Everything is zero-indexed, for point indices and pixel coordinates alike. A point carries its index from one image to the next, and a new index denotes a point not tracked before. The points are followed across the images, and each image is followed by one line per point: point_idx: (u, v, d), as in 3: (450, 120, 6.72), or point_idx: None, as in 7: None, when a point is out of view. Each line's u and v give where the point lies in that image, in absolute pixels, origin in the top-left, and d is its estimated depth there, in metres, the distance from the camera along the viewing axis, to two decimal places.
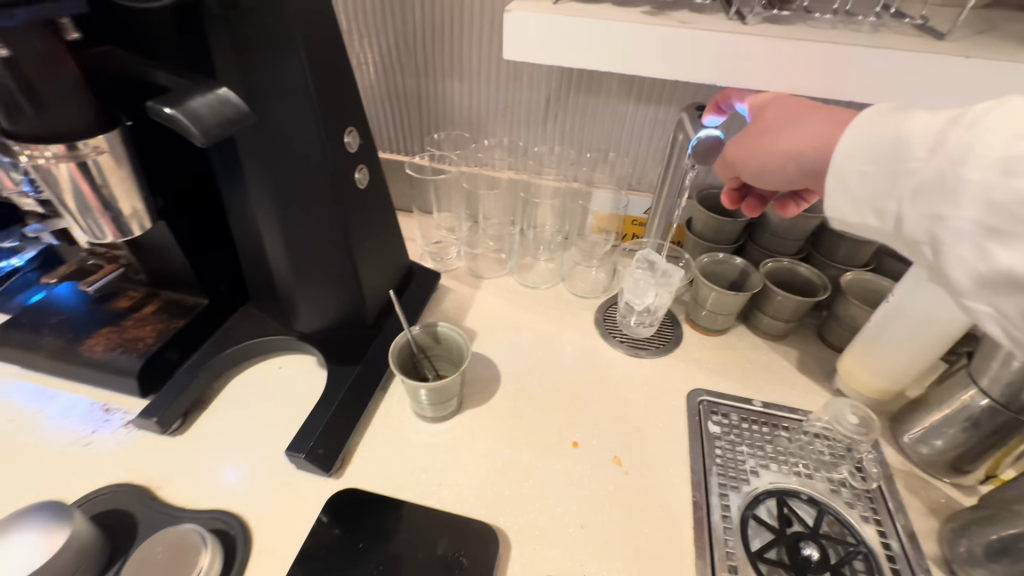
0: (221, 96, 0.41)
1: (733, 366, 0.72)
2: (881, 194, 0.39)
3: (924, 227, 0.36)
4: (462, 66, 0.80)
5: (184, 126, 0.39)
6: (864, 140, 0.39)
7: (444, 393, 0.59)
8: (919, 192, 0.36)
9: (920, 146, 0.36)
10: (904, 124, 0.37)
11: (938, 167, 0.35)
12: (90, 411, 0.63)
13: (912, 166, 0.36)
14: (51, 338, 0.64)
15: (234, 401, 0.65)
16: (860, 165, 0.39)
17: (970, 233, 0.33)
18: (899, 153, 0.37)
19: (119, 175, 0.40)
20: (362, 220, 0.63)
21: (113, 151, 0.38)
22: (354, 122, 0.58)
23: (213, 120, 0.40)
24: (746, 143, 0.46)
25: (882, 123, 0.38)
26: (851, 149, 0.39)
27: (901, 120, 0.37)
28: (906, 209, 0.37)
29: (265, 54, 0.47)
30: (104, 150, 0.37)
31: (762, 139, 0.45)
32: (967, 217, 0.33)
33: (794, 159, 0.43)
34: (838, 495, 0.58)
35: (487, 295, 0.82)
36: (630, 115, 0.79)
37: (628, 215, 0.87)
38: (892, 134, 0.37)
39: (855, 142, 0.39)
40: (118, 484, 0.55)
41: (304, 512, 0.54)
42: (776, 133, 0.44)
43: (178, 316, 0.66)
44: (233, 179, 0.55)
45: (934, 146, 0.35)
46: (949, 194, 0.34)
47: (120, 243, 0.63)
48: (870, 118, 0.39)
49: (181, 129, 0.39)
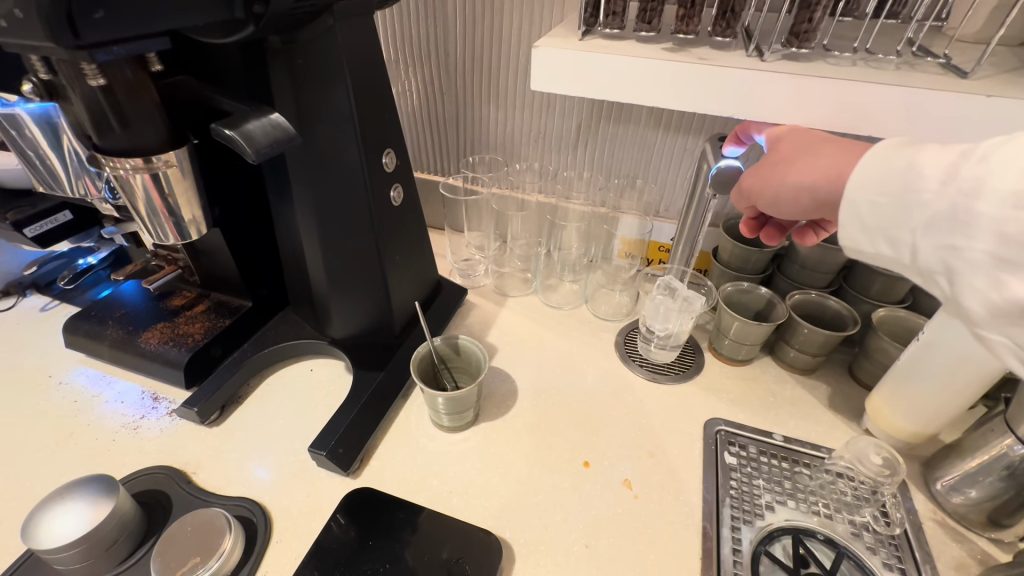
0: (273, 121, 0.46)
1: (754, 397, 0.71)
2: (895, 224, 0.39)
3: (938, 256, 0.36)
4: (497, 94, 0.84)
5: (240, 146, 0.44)
6: (875, 172, 0.39)
7: (460, 403, 0.61)
8: (931, 222, 0.36)
9: (932, 179, 0.36)
10: (917, 158, 0.37)
11: (949, 199, 0.35)
12: (141, 398, 0.69)
13: (924, 197, 0.36)
14: (114, 329, 0.71)
15: (267, 399, 0.70)
16: (872, 195, 0.39)
17: (984, 264, 0.33)
18: (909, 185, 0.37)
19: (183, 185, 0.45)
20: (395, 235, 0.67)
21: (180, 164, 0.43)
22: (393, 145, 0.63)
23: (264, 141, 0.45)
24: (760, 176, 0.47)
25: (895, 156, 0.39)
26: (863, 182, 0.40)
27: (913, 154, 0.38)
28: (919, 239, 0.37)
29: (318, 82, 0.52)
30: (173, 163, 0.43)
31: (775, 172, 0.46)
32: (981, 248, 0.33)
33: (806, 190, 0.44)
34: (860, 539, 0.55)
35: (510, 312, 0.85)
36: (657, 144, 0.81)
37: (654, 240, 0.88)
38: (904, 166, 0.38)
39: (868, 174, 0.40)
40: (159, 467, 0.60)
41: (321, 507, 0.57)
42: (789, 164, 0.45)
43: (224, 316, 0.72)
44: (281, 192, 0.61)
45: (946, 178, 0.35)
46: (963, 225, 0.34)
47: (180, 247, 0.70)
48: (883, 152, 0.39)
49: (238, 149, 0.44)
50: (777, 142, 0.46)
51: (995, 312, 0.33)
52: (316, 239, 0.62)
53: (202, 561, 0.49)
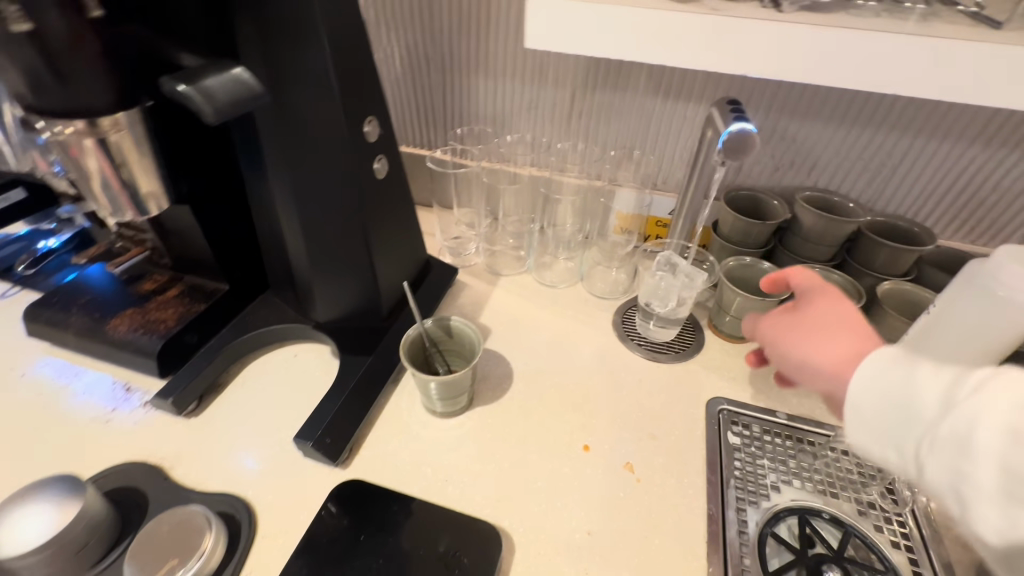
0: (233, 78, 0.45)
1: (756, 375, 0.69)
2: (897, 434, 0.36)
3: (943, 473, 0.34)
4: (487, 59, 0.79)
5: (196, 102, 0.43)
6: (886, 352, 0.38)
7: (455, 388, 0.58)
8: (932, 432, 0.34)
9: (929, 404, 0.35)
10: (918, 365, 0.37)
11: (947, 405, 0.34)
12: (113, 389, 0.64)
13: (925, 418, 0.35)
14: (79, 316, 0.66)
15: (249, 387, 0.66)
16: (866, 397, 0.37)
17: (994, 493, 0.32)
18: (906, 393, 0.36)
19: (136, 154, 0.42)
20: (380, 210, 0.62)
21: (130, 130, 0.40)
22: (375, 112, 0.58)
23: (222, 98, 0.44)
24: (776, 328, 0.45)
25: (897, 359, 0.38)
26: (864, 395, 0.38)
27: (928, 383, 0.37)
28: (921, 457, 0.35)
29: (288, 38, 0.47)
30: (122, 128, 0.40)
31: (783, 332, 0.44)
32: (990, 478, 0.32)
33: (812, 367, 0.42)
34: (866, 518, 0.54)
35: (504, 292, 0.81)
36: (657, 111, 0.76)
37: (652, 215, 0.85)
38: (898, 370, 0.37)
39: (874, 366, 0.38)
40: (133, 462, 0.56)
41: (309, 500, 0.54)
42: (810, 325, 0.43)
43: (199, 300, 0.68)
44: (254, 163, 0.56)
45: (947, 400, 0.34)
46: (966, 452, 0.33)
47: (147, 227, 0.65)
48: (898, 350, 0.39)
49: (193, 104, 0.42)
50: (807, 308, 0.45)
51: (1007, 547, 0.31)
52: (292, 216, 0.58)
53: (180, 561, 0.46)
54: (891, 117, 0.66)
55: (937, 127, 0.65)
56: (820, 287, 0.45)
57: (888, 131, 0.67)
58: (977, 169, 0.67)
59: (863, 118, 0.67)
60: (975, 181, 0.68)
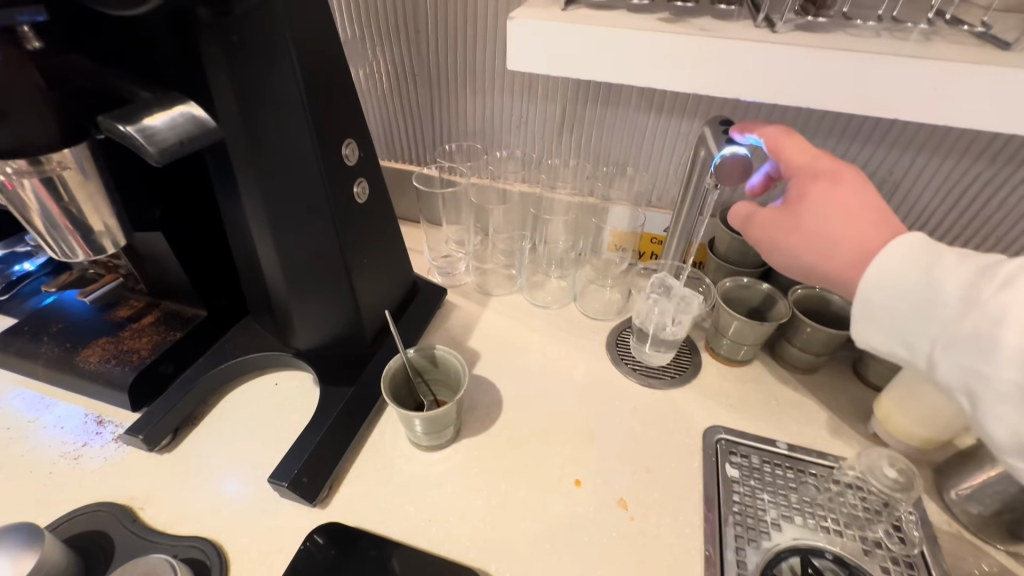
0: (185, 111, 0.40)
1: (755, 401, 0.67)
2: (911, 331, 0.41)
3: (958, 374, 0.38)
4: (475, 75, 0.77)
5: (137, 142, 0.37)
6: (905, 249, 0.40)
7: (439, 422, 0.56)
8: (952, 330, 0.38)
9: (951, 302, 0.38)
10: (938, 262, 0.39)
11: (967, 302, 0.37)
12: (84, 422, 0.62)
13: (947, 312, 0.38)
14: (50, 346, 0.63)
15: (226, 418, 0.63)
16: (887, 297, 0.41)
17: (1010, 395, 0.35)
18: (928, 295, 0.39)
19: (86, 191, 0.43)
20: (361, 234, 0.60)
21: (77, 167, 0.41)
22: (354, 135, 0.56)
23: (170, 137, 0.39)
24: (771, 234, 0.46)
25: (918, 253, 0.40)
26: (884, 298, 0.41)
27: (935, 258, 0.39)
28: (938, 356, 0.39)
29: (257, 61, 0.45)
30: (69, 166, 0.41)
31: (777, 245, 0.46)
32: (1006, 379, 0.35)
33: (819, 273, 0.44)
34: (872, 558, 0.51)
35: (493, 313, 0.79)
36: (650, 128, 0.74)
37: (646, 232, 0.83)
38: (921, 272, 0.39)
39: (893, 264, 0.40)
40: (101, 503, 0.54)
41: (285, 543, 0.52)
42: (807, 227, 0.43)
43: (176, 328, 0.65)
44: (228, 188, 0.54)
45: (966, 299, 0.37)
46: (984, 351, 0.36)
47: (120, 253, 0.62)
48: (911, 242, 0.40)
49: (134, 144, 0.37)
50: (802, 199, 0.44)
51: (1018, 441, 0.36)
52: (269, 241, 0.55)
53: None
54: (892, 133, 0.64)
55: (939, 143, 0.63)
56: (819, 164, 0.45)
57: (888, 148, 0.65)
58: (980, 188, 0.64)
59: (862, 134, 0.65)
60: (978, 200, 0.65)
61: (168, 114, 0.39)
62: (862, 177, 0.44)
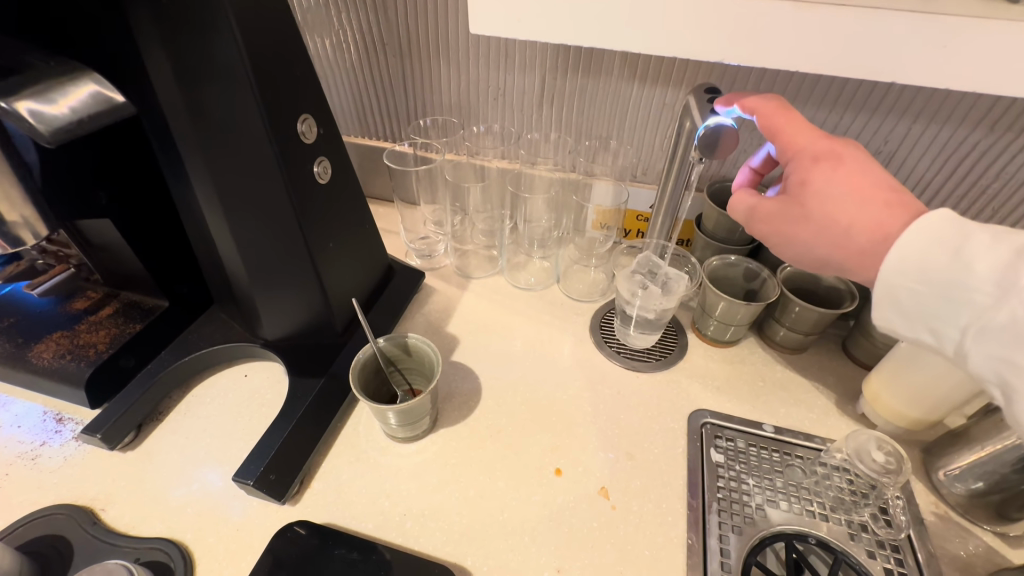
0: (87, 84, 0.37)
1: (742, 383, 0.65)
2: (942, 319, 0.38)
3: (990, 365, 0.37)
4: (447, 45, 0.72)
5: (25, 121, 0.34)
6: (930, 228, 0.37)
7: (413, 414, 0.53)
8: (986, 317, 0.36)
9: (985, 289, 0.36)
10: (967, 242, 0.36)
11: (1004, 286, 0.35)
12: (42, 420, 0.59)
13: (981, 301, 0.36)
14: (1, 342, 0.60)
15: (193, 413, 0.60)
16: (911, 279, 0.38)
17: None
18: (954, 279, 0.36)
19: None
20: (325, 217, 0.56)
21: None
22: (310, 109, 0.52)
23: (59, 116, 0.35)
24: (779, 230, 0.44)
25: (946, 227, 0.37)
26: (910, 286, 0.38)
27: (964, 236, 0.37)
28: (970, 344, 0.37)
29: (193, 28, 0.41)
30: None
31: (789, 239, 0.43)
32: None
33: (836, 264, 0.41)
34: (857, 542, 0.50)
35: (473, 297, 0.76)
36: (634, 99, 0.70)
37: (631, 209, 0.79)
38: (949, 253, 0.37)
39: (917, 244, 0.37)
40: (58, 505, 0.51)
41: (253, 542, 0.50)
42: (815, 216, 0.41)
43: (135, 320, 0.62)
44: (177, 171, 0.50)
45: (1001, 283, 0.35)
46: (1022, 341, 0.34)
47: (69, 242, 0.58)
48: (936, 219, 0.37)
49: (21, 124, 0.34)
50: (804, 187, 0.41)
51: None
52: (227, 228, 0.52)
53: None
54: (886, 102, 0.61)
55: (935, 112, 0.59)
56: (819, 144, 0.42)
57: (883, 116, 0.62)
58: (977, 157, 0.61)
59: (856, 103, 0.62)
60: (973, 170, 0.63)
61: (77, 96, 0.36)
62: (864, 153, 0.41)
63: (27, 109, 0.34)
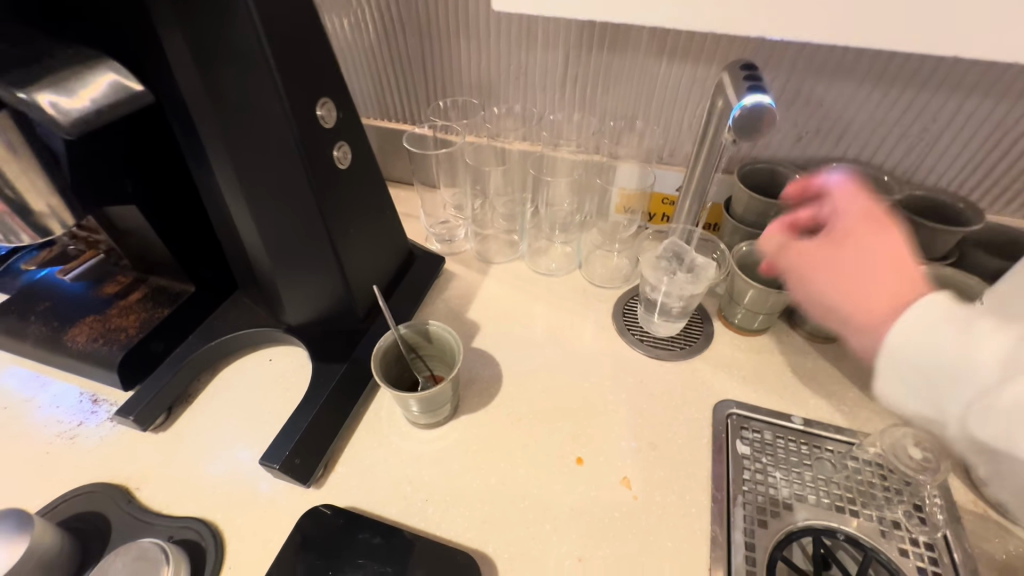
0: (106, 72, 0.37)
1: (770, 373, 0.63)
2: (939, 400, 0.45)
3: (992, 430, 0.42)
4: (468, 22, 0.69)
5: (43, 112, 0.34)
6: None
7: (435, 401, 0.54)
8: (990, 396, 0.42)
9: (970, 398, 0.43)
10: None
11: (1004, 369, 0.41)
12: (79, 401, 0.61)
13: (955, 395, 0.44)
14: (38, 325, 0.62)
15: (221, 396, 0.62)
16: None
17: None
18: (964, 362, 0.43)
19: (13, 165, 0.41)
20: (345, 202, 0.56)
21: None
22: (328, 92, 0.51)
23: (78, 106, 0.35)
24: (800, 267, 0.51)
25: None
26: (916, 354, 0.44)
27: (960, 322, 0.43)
28: (970, 418, 0.43)
29: (210, 10, 0.40)
30: None
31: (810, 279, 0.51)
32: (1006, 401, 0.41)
33: (850, 322, 0.48)
34: (889, 539, 0.49)
35: (494, 282, 0.75)
36: (663, 77, 0.67)
37: (657, 191, 0.76)
38: (949, 332, 0.43)
39: None
40: (95, 484, 0.53)
41: (280, 524, 0.51)
42: (837, 267, 0.48)
43: (163, 305, 0.63)
44: (199, 156, 0.50)
45: (999, 375, 0.42)
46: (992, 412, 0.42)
47: (98, 227, 0.59)
48: None
49: (40, 115, 0.34)
50: (849, 239, 0.49)
51: None
52: (249, 213, 0.52)
53: None
54: (938, 76, 0.58)
55: (990, 85, 0.56)
56: (864, 212, 0.49)
57: (933, 91, 0.59)
58: None
59: (903, 77, 0.59)
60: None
61: (98, 89, 0.36)
62: (896, 244, 0.47)
63: (48, 100, 0.34)
